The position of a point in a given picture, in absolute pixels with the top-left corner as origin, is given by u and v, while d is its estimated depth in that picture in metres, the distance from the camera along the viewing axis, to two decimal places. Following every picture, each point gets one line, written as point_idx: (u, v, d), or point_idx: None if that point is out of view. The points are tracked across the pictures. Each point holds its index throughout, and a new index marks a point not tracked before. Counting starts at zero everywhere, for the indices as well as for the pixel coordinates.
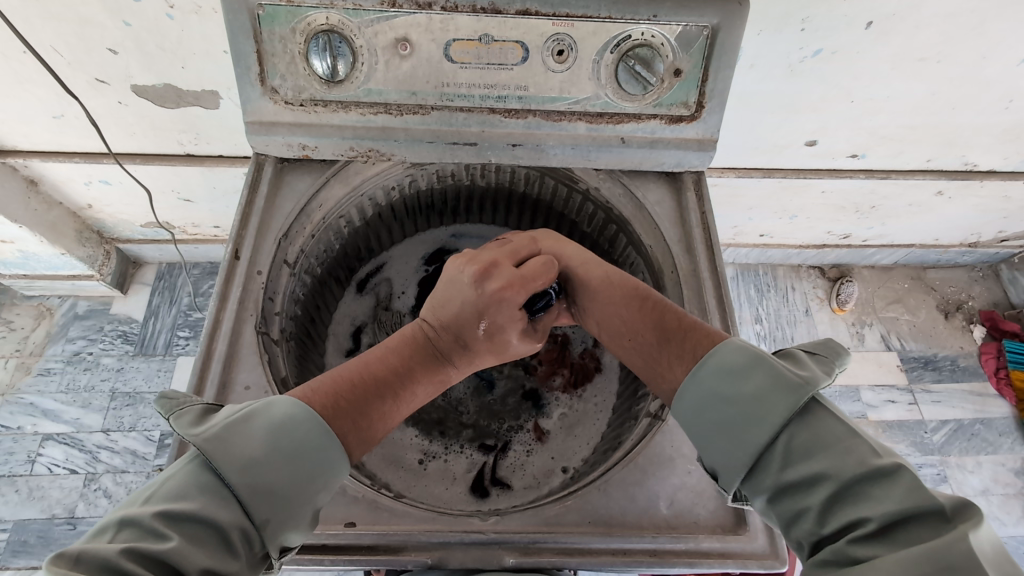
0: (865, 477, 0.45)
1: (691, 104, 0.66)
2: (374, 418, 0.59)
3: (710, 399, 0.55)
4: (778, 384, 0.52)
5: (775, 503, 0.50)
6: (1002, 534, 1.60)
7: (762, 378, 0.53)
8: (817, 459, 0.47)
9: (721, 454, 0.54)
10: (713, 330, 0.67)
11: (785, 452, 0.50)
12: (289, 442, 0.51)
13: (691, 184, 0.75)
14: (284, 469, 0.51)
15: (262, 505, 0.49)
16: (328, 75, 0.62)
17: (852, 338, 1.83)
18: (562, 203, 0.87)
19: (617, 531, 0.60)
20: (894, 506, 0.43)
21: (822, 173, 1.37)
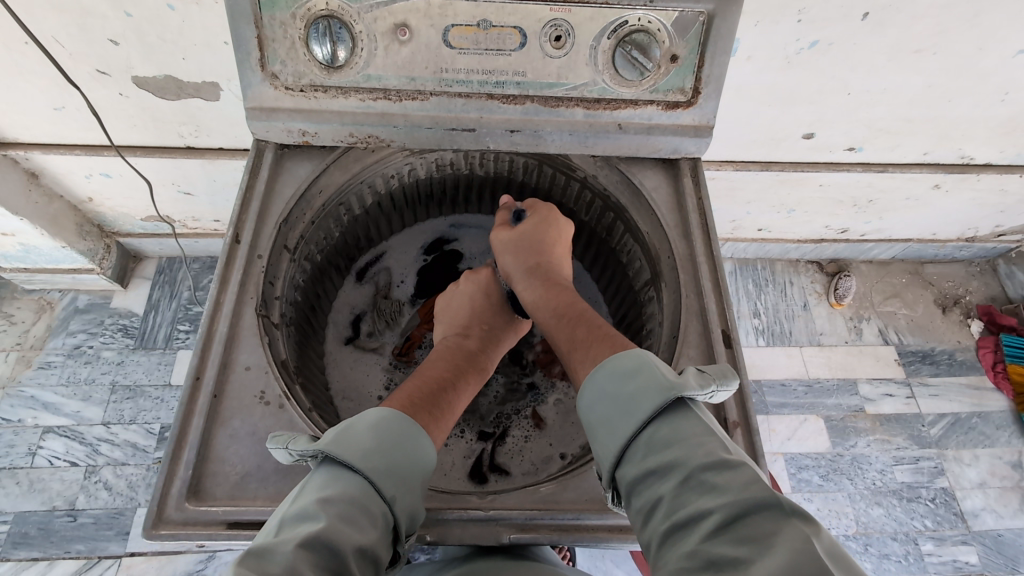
0: (711, 470, 0.48)
1: (687, 90, 0.66)
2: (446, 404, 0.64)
3: (599, 393, 0.57)
4: (655, 386, 0.54)
5: (635, 494, 0.52)
6: (1000, 527, 1.61)
7: (642, 376, 0.55)
8: (676, 451, 0.50)
9: (599, 448, 0.57)
10: (708, 313, 0.67)
11: (649, 444, 0.52)
12: (392, 433, 0.55)
13: (688, 171, 0.74)
14: (398, 453, 0.54)
15: (387, 482, 0.52)
16: (327, 61, 0.62)
17: (849, 332, 1.84)
18: (560, 191, 0.87)
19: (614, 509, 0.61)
20: (737, 499, 0.45)
21: (820, 167, 1.38)
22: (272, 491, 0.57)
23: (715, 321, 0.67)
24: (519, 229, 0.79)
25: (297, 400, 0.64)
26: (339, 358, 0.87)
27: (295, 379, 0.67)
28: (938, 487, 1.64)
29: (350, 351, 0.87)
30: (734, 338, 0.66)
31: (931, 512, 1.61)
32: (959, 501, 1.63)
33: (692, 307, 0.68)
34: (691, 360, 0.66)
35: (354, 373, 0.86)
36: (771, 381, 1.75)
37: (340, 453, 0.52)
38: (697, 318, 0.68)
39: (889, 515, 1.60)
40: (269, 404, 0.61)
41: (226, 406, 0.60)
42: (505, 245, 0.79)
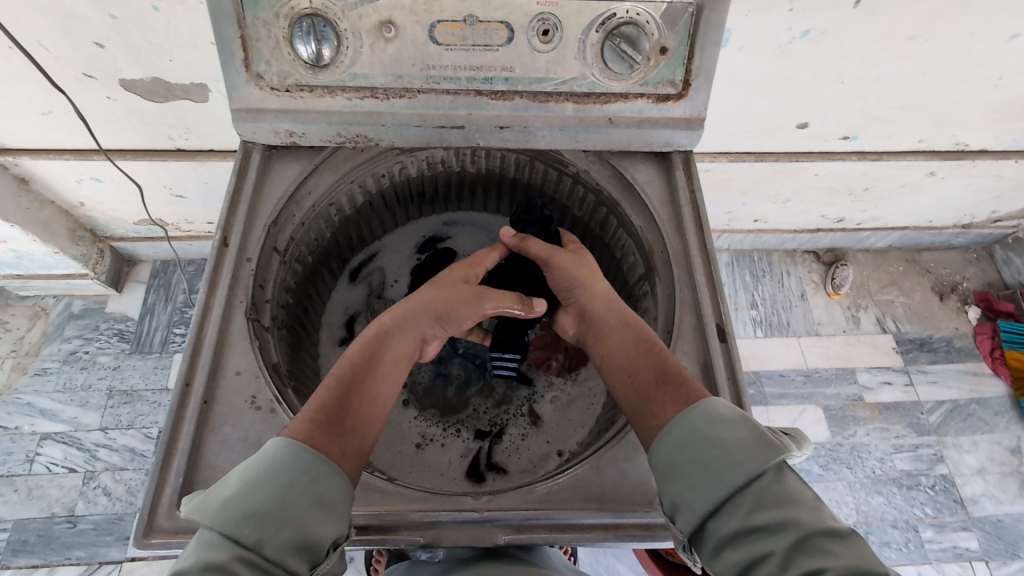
0: (828, 535, 0.46)
1: (677, 82, 0.66)
2: (352, 417, 0.59)
3: (692, 439, 0.55)
4: (759, 440, 0.52)
5: (731, 550, 0.49)
6: (1000, 513, 1.61)
7: (745, 429, 0.53)
8: (786, 508, 0.48)
9: (685, 492, 0.53)
10: (701, 306, 0.67)
11: (754, 500, 0.50)
12: (253, 471, 0.52)
13: (680, 165, 0.73)
14: (261, 489, 0.51)
15: (247, 527, 0.49)
16: (312, 60, 0.62)
17: (847, 321, 1.84)
18: (552, 187, 0.87)
19: (610, 507, 0.60)
20: (856, 567, 0.44)
21: (814, 156, 1.37)
22: None
23: (710, 315, 0.66)
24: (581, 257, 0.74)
25: (289, 404, 0.63)
26: (334, 359, 0.86)
27: (287, 383, 0.66)
28: (938, 474, 1.64)
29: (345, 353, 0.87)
30: (729, 333, 0.65)
31: (930, 499, 1.61)
32: (959, 488, 1.63)
33: (685, 301, 0.68)
34: (686, 356, 0.65)
35: None
36: (769, 371, 1.76)
37: (198, 515, 0.50)
38: (691, 312, 0.67)
39: (889, 503, 1.60)
40: (260, 408, 0.60)
41: (216, 412, 0.60)
42: (574, 264, 0.73)
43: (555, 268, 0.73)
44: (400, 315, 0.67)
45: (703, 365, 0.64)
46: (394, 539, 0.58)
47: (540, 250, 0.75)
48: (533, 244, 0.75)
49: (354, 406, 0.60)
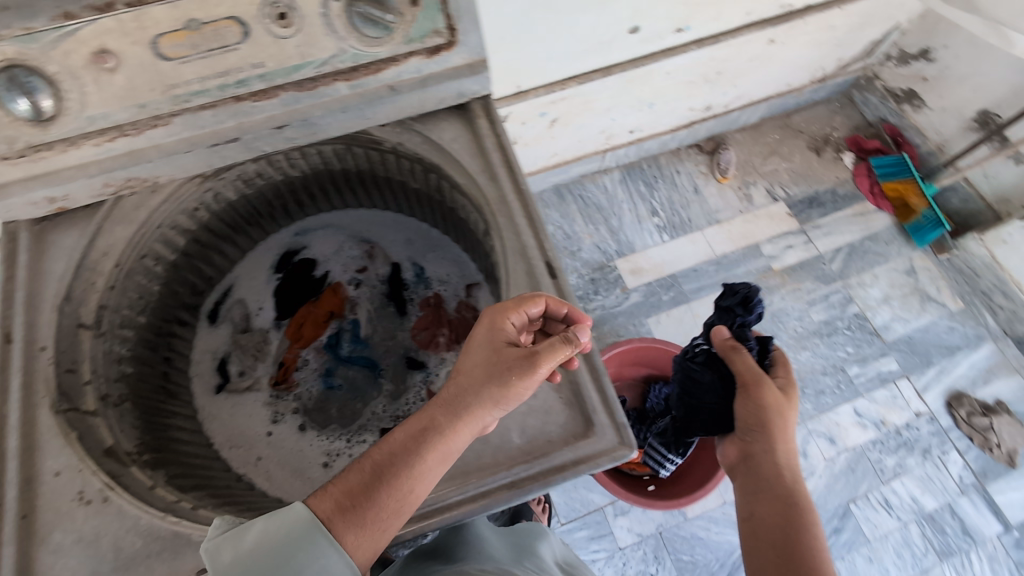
0: None
1: (443, 31, 0.62)
2: (376, 504, 0.52)
3: None
4: None
5: None
6: (908, 330, 1.76)
7: None
8: None
9: None
10: (529, 249, 0.64)
11: None
12: (278, 530, 0.49)
13: (481, 112, 0.71)
14: (277, 556, 0.48)
15: None
16: (33, 115, 0.54)
17: (742, 202, 1.91)
18: (380, 166, 0.84)
19: (471, 478, 0.62)
20: None
21: (658, 56, 1.40)
22: None
23: (537, 257, 0.64)
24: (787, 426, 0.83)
25: (130, 484, 0.59)
26: (216, 411, 0.82)
27: (132, 461, 0.63)
28: (851, 315, 1.77)
29: (226, 399, 0.83)
30: (558, 269, 0.63)
31: (850, 339, 1.74)
32: (871, 320, 1.77)
33: (514, 248, 0.66)
34: (523, 303, 0.63)
35: (231, 418, 0.82)
36: (683, 270, 1.82)
37: (217, 554, 0.48)
38: (522, 258, 0.65)
39: (815, 354, 1.72)
40: (91, 501, 0.56)
41: (43, 520, 0.55)
42: (780, 413, 0.83)
43: (766, 403, 0.84)
44: (458, 383, 0.56)
45: (541, 310, 0.62)
46: None
47: (761, 399, 0.85)
48: (760, 396, 0.85)
49: (381, 493, 0.52)
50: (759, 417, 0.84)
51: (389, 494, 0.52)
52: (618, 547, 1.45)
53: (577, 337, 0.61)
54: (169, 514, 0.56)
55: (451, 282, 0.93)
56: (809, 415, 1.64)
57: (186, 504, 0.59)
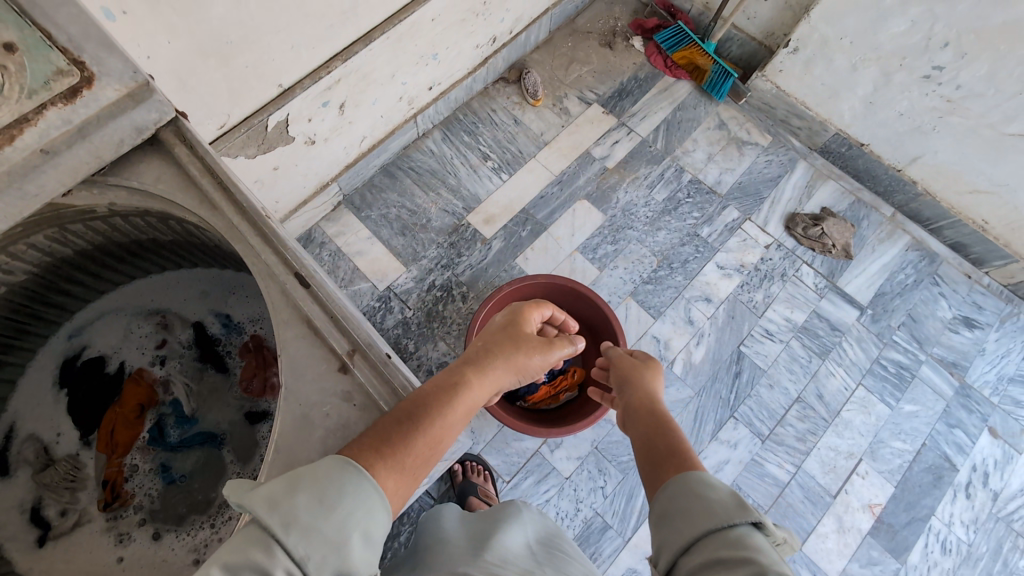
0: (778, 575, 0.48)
1: (69, 68, 0.52)
2: (414, 448, 0.54)
3: (682, 492, 0.60)
4: (731, 505, 0.56)
5: None
6: (738, 177, 1.86)
7: (726, 492, 0.58)
8: (742, 549, 0.51)
9: (666, 536, 0.57)
10: (274, 268, 0.62)
11: (718, 543, 0.53)
12: (315, 474, 0.48)
13: (175, 139, 0.63)
14: (319, 496, 0.46)
15: (294, 539, 0.44)
16: None
17: (559, 115, 1.94)
18: (114, 232, 0.74)
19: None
20: None
21: (412, 7, 1.36)
22: None
23: (283, 273, 0.62)
24: (653, 369, 0.93)
25: None
26: (52, 564, 0.70)
27: None
28: (687, 183, 1.85)
29: (58, 547, 0.71)
30: (308, 277, 0.62)
31: (694, 205, 1.82)
32: (705, 181, 1.85)
33: (262, 270, 0.62)
34: (289, 324, 0.60)
35: (70, 565, 0.70)
36: (531, 202, 1.83)
37: (250, 503, 0.45)
38: (272, 279, 0.62)
39: (670, 230, 1.79)
40: None
41: None
42: (642, 364, 0.95)
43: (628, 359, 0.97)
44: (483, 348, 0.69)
45: (308, 324, 0.61)
46: None
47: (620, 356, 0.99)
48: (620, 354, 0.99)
49: (420, 440, 0.55)
50: (629, 375, 0.93)
51: (425, 442, 0.56)
52: (564, 479, 1.48)
53: (350, 337, 0.60)
54: None
55: (262, 318, 0.87)
56: (683, 286, 1.71)
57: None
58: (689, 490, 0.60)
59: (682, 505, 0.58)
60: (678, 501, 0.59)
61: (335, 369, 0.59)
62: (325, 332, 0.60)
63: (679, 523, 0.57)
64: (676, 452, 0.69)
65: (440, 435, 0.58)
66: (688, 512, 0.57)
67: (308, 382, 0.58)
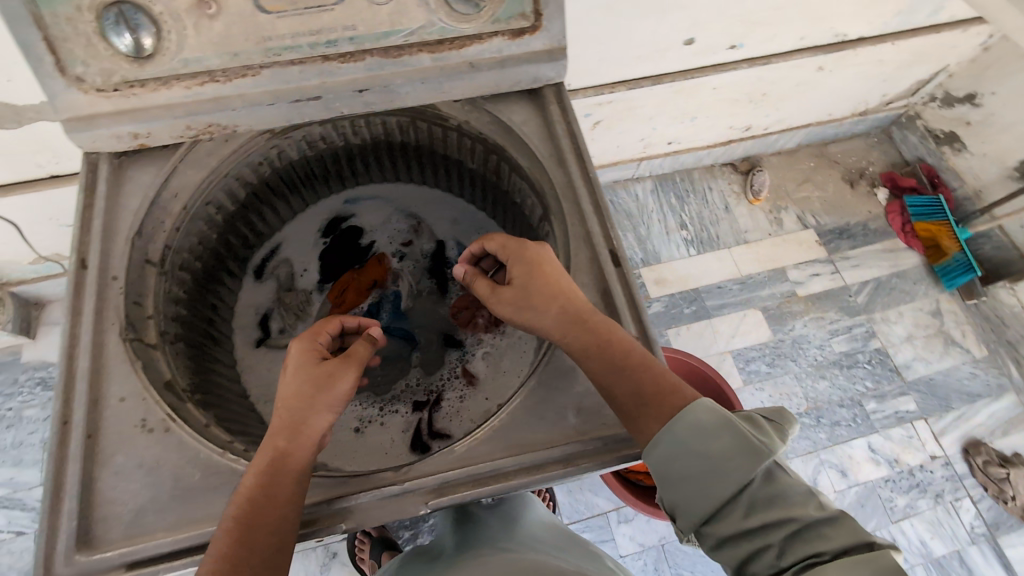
0: (822, 523, 0.50)
1: (529, 14, 0.63)
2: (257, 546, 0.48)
3: (679, 450, 0.54)
4: (739, 446, 0.52)
5: (732, 546, 0.51)
6: (931, 371, 1.69)
7: (728, 437, 0.53)
8: (781, 508, 0.50)
9: (676, 501, 0.54)
10: (594, 237, 0.64)
11: (749, 502, 0.51)
12: None
13: (553, 99, 0.71)
14: None
15: None
16: (133, 52, 0.56)
17: (771, 224, 1.86)
18: (441, 143, 0.86)
19: (533, 450, 0.58)
20: (842, 545, 0.48)
21: (708, 71, 1.40)
22: (172, 522, 0.51)
23: (602, 242, 0.63)
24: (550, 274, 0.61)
25: (187, 420, 0.57)
26: (253, 362, 0.85)
27: (189, 398, 0.61)
28: (872, 349, 1.70)
29: (263, 353, 0.86)
30: (622, 257, 0.62)
31: (870, 373, 1.67)
32: (892, 357, 1.70)
33: (579, 233, 0.65)
34: (583, 286, 0.63)
35: (272, 373, 0.84)
36: (707, 286, 1.77)
37: None
38: (586, 244, 0.64)
39: (833, 385, 1.65)
40: (153, 430, 0.54)
41: (104, 443, 0.53)
42: (526, 277, 0.61)
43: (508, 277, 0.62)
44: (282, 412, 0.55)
45: (602, 295, 0.62)
46: (313, 533, 0.55)
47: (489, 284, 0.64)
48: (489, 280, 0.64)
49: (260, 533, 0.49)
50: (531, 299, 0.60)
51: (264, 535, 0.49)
52: (618, 555, 1.43)
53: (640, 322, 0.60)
54: (226, 453, 0.55)
55: None
56: (822, 446, 1.59)
57: (242, 448, 0.57)
58: (694, 448, 0.53)
59: (693, 468, 0.53)
60: (687, 462, 0.53)
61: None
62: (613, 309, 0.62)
63: (699, 488, 0.52)
64: (649, 398, 0.56)
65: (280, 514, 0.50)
66: (709, 477, 0.52)
67: None
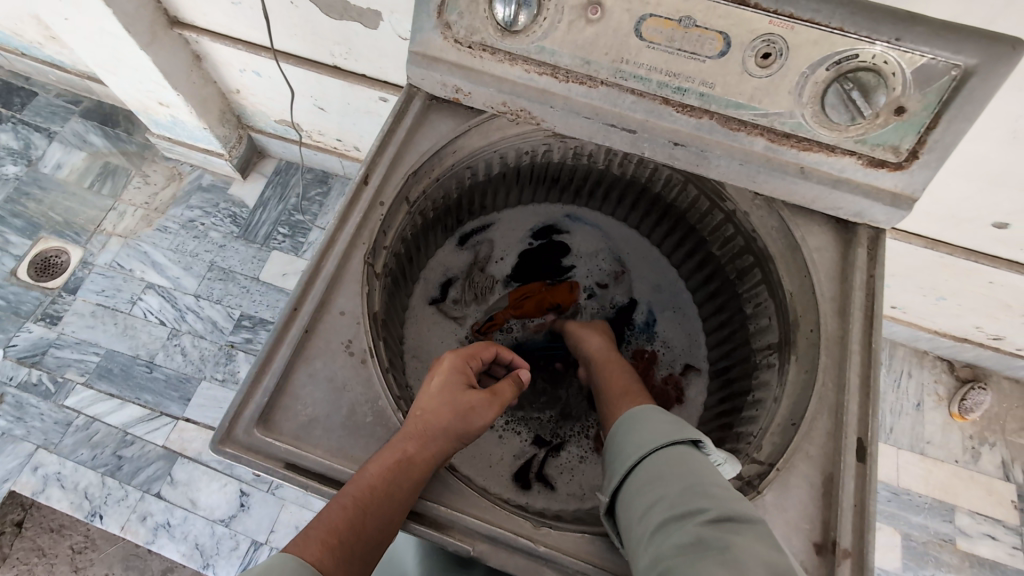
0: (718, 485, 0.51)
1: (902, 150, 0.54)
2: (361, 537, 0.50)
3: (632, 433, 0.59)
4: (677, 425, 0.57)
5: (639, 496, 0.53)
6: None
7: (670, 422, 0.58)
8: (684, 466, 0.53)
9: (610, 469, 0.58)
10: (844, 412, 0.57)
11: (662, 458, 0.55)
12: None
13: (864, 240, 0.62)
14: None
15: None
16: (506, 23, 0.58)
17: (962, 452, 1.28)
18: (698, 215, 0.80)
19: None
20: (730, 509, 0.49)
21: (998, 263, 0.99)
22: (332, 445, 0.57)
23: (851, 424, 0.57)
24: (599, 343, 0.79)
25: (378, 358, 0.62)
26: (420, 316, 0.86)
27: (380, 335, 0.65)
28: None
29: (432, 313, 0.87)
30: (871, 453, 0.55)
31: None
32: None
33: (826, 398, 0.59)
34: (807, 461, 0.57)
35: (430, 335, 0.85)
36: None
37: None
38: (829, 413, 0.58)
39: None
40: (353, 355, 0.60)
41: (313, 344, 0.60)
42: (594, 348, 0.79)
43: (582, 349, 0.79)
44: (423, 417, 0.57)
45: (824, 479, 0.56)
46: (446, 542, 0.54)
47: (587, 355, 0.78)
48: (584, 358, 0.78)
49: (367, 523, 0.50)
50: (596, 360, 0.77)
51: (368, 530, 0.50)
52: None
53: (861, 540, 0.52)
54: (397, 411, 0.59)
55: (672, 351, 0.87)
56: None
57: (404, 407, 0.62)
58: (631, 422, 0.60)
59: (626, 437, 0.59)
60: (626, 433, 0.59)
61: (811, 542, 0.54)
62: (831, 502, 0.55)
63: (629, 449, 0.57)
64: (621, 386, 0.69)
65: (390, 515, 0.51)
66: (639, 441, 0.57)
67: (780, 516, 0.55)
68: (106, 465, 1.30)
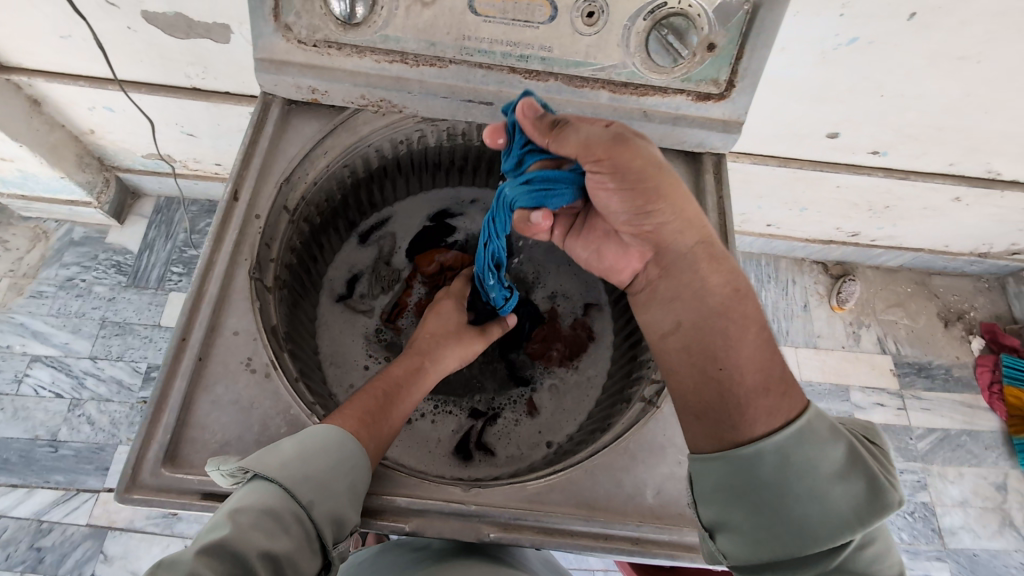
0: None
1: (721, 82, 0.62)
2: (388, 420, 0.62)
3: (790, 490, 0.48)
4: (858, 509, 0.47)
5: None
6: (976, 547, 1.31)
7: (848, 491, 0.48)
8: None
9: (744, 523, 0.51)
10: None
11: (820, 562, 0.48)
12: (317, 457, 0.54)
13: (711, 167, 0.70)
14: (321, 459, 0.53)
15: (304, 487, 0.51)
16: (345, 18, 0.59)
17: (846, 338, 1.46)
18: None
19: (600, 513, 0.60)
20: None
21: (840, 168, 1.13)
22: None
23: None
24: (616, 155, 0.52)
25: (284, 369, 0.63)
26: (330, 321, 0.86)
27: (284, 347, 0.65)
28: (919, 502, 1.33)
29: (340, 316, 0.87)
30: None
31: (907, 526, 1.31)
32: (938, 517, 1.32)
33: None
34: None
35: (341, 337, 0.85)
36: None
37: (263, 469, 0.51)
38: None
39: None
40: (255, 371, 0.60)
41: (209, 370, 0.59)
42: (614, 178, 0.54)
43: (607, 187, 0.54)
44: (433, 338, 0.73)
45: None
46: (381, 526, 0.57)
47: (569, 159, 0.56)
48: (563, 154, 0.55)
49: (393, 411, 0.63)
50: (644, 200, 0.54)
51: (392, 415, 0.63)
52: None
53: None
54: (311, 415, 0.60)
55: (569, 299, 0.92)
56: None
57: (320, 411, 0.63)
58: (788, 470, 0.49)
59: (785, 504, 0.48)
60: (781, 492, 0.49)
61: None
62: None
63: (784, 527, 0.48)
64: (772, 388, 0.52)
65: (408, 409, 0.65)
66: (801, 514, 0.48)
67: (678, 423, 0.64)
68: (26, 560, 1.19)
